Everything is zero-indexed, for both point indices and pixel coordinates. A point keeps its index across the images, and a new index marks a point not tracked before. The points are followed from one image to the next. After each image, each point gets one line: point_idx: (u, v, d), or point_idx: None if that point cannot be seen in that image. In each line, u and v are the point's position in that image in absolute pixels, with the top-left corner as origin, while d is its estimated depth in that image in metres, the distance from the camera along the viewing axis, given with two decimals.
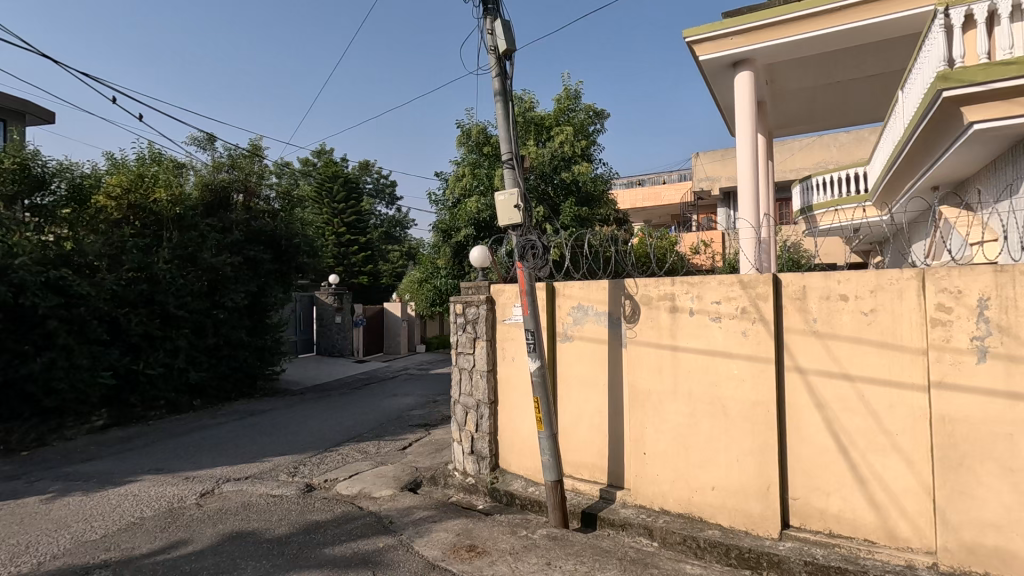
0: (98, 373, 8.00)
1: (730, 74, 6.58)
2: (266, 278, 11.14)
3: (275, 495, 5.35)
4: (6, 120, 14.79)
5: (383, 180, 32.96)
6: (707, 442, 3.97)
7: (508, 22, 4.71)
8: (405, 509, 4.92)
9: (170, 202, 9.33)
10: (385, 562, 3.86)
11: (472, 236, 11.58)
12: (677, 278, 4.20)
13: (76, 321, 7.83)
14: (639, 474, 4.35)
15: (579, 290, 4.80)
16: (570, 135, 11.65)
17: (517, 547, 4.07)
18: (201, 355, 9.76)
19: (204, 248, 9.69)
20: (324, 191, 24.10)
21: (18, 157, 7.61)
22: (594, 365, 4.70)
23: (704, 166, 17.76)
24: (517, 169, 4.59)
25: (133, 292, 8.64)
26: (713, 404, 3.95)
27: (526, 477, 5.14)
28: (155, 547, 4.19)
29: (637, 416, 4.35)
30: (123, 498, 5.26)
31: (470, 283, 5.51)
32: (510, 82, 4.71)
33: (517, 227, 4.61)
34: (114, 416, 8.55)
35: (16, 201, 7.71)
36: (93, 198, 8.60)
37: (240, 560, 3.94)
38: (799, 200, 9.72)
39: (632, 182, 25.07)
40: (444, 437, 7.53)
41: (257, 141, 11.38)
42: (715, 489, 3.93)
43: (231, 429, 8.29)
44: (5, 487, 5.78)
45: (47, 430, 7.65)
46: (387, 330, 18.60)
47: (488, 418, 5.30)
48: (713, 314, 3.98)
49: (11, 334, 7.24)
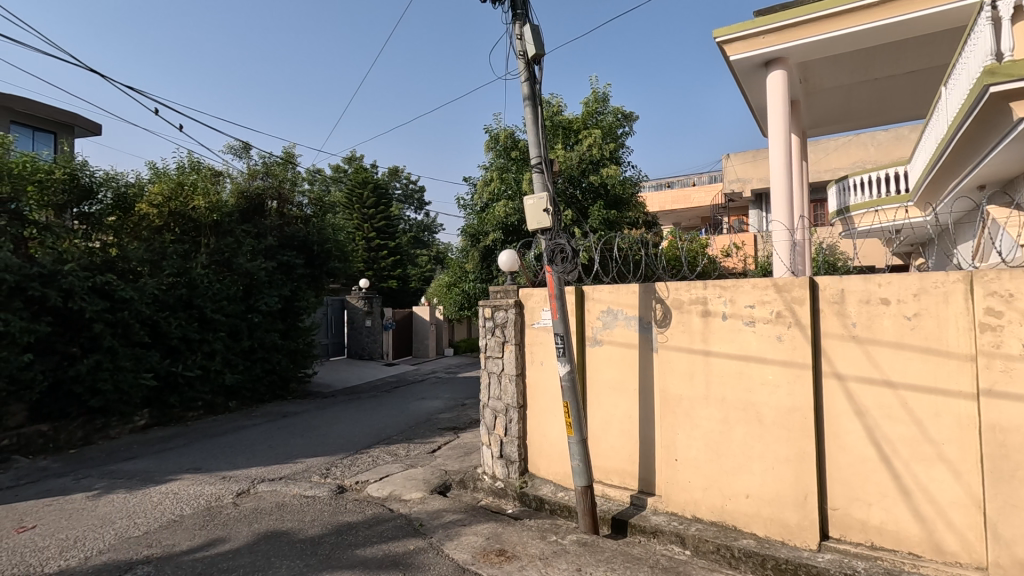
0: (141, 375, 8.25)
1: (762, 73, 6.46)
2: (299, 283, 11.39)
3: (308, 495, 5.46)
4: (56, 132, 15.52)
5: (412, 185, 33.43)
6: (741, 449, 3.89)
7: (537, 27, 4.71)
8: (434, 512, 4.95)
9: (208, 209, 9.66)
10: (416, 565, 3.89)
11: (500, 240, 11.60)
12: (709, 281, 4.13)
13: (120, 324, 8.13)
14: (671, 480, 4.28)
15: (609, 294, 4.77)
16: (599, 138, 11.58)
17: (547, 552, 4.05)
18: (237, 358, 10.02)
19: (239, 253, 10.00)
20: (354, 197, 24.53)
21: (68, 167, 7.93)
22: (623, 371, 4.65)
23: (735, 167, 17.44)
24: (546, 173, 4.59)
25: (172, 296, 8.98)
26: (747, 410, 3.87)
27: (555, 482, 5.12)
28: (194, 545, 4.32)
29: (668, 422, 4.29)
30: (163, 497, 5.43)
31: (499, 287, 5.51)
32: (539, 86, 4.73)
33: (546, 231, 4.61)
34: (155, 417, 8.84)
35: (65, 210, 8.03)
36: (137, 206, 8.92)
37: (275, 559, 4.02)
38: (835, 201, 9.46)
39: (662, 185, 24.79)
40: (472, 441, 7.56)
41: (290, 149, 11.65)
42: (749, 497, 3.84)
43: (265, 430, 8.48)
44: (54, 483, 6.03)
45: (93, 429, 7.95)
46: (416, 333, 18.78)
47: (516, 423, 5.29)
48: (746, 319, 3.90)
49: (59, 336, 7.61)
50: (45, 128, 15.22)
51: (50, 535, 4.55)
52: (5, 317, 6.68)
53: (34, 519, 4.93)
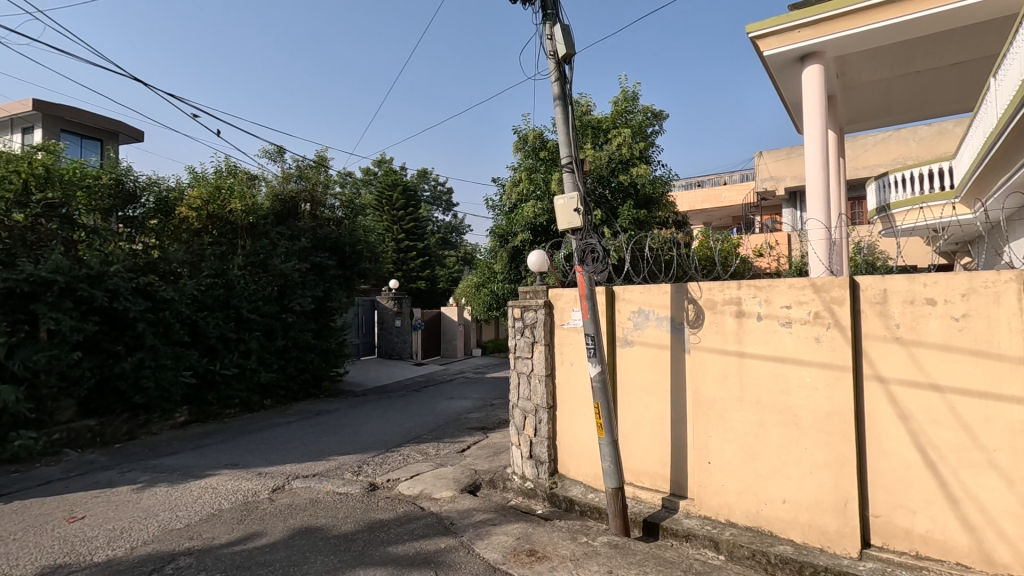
0: (180, 373, 8.54)
1: (798, 68, 6.30)
2: (331, 284, 11.63)
3: (341, 492, 5.56)
4: (102, 139, 16.13)
5: (440, 187, 33.84)
6: (777, 453, 3.80)
7: (567, 26, 4.70)
8: (465, 511, 4.97)
9: (244, 212, 9.97)
10: (447, 563, 3.92)
11: (529, 241, 11.59)
12: (743, 281, 4.05)
13: (162, 324, 8.42)
14: (704, 483, 4.22)
15: (640, 294, 4.72)
16: (628, 137, 11.48)
17: (578, 553, 4.03)
18: (272, 357, 10.26)
19: (274, 255, 10.31)
20: (384, 199, 24.85)
21: (114, 173, 8.26)
22: (655, 372, 4.60)
23: (768, 165, 17.08)
24: (577, 173, 4.57)
25: (210, 297, 9.23)
26: (783, 413, 3.78)
27: (585, 483, 5.09)
28: (232, 538, 4.44)
29: (701, 424, 4.23)
30: (203, 491, 5.61)
31: (528, 287, 5.51)
32: (569, 86, 4.72)
33: (576, 231, 4.59)
34: (194, 413, 9.11)
35: (111, 214, 8.41)
36: (177, 209, 9.21)
37: (310, 554, 4.10)
38: (875, 198, 9.19)
39: (691, 184, 24.44)
40: (502, 441, 7.59)
41: (322, 152, 11.88)
42: (786, 502, 3.75)
43: (298, 428, 8.65)
44: (101, 476, 6.29)
45: (137, 424, 8.24)
46: (444, 333, 18.93)
47: (546, 423, 5.29)
48: (783, 320, 3.82)
49: (106, 335, 7.91)
50: (92, 135, 15.84)
51: (98, 526, 4.75)
52: (57, 317, 7.01)
53: (84, 510, 5.15)
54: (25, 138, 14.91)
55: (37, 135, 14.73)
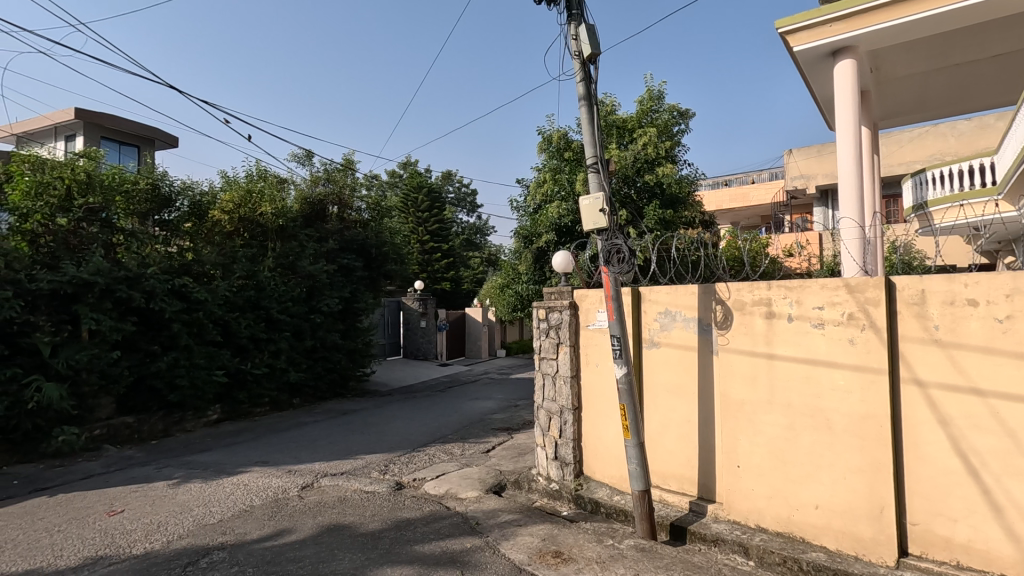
0: (213, 372, 8.77)
1: (829, 63, 6.15)
2: (358, 285, 11.79)
3: (368, 491, 5.64)
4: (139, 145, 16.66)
5: (465, 189, 34.05)
6: (809, 457, 3.72)
7: (592, 26, 4.68)
8: (490, 511, 4.99)
9: (274, 215, 10.20)
10: (473, 563, 3.94)
11: (554, 241, 11.57)
12: (773, 282, 3.97)
13: (196, 324, 8.66)
14: (732, 488, 4.14)
15: (667, 295, 4.67)
16: (654, 136, 11.36)
17: (604, 556, 4.01)
18: (300, 356, 10.46)
19: (303, 257, 10.51)
20: (409, 202, 25.11)
21: (150, 178, 8.56)
22: (682, 374, 4.54)
23: (798, 163, 16.70)
24: (602, 173, 4.55)
25: (242, 297, 9.45)
26: (815, 417, 3.69)
27: (611, 485, 5.05)
28: (264, 534, 4.54)
29: (729, 427, 4.16)
30: (235, 487, 5.75)
31: (553, 288, 5.49)
32: (595, 86, 4.70)
33: (602, 231, 4.57)
34: (226, 411, 9.34)
35: (147, 217, 8.71)
36: (210, 212, 9.53)
37: (338, 551, 4.17)
38: (911, 196, 8.91)
39: (718, 182, 24.07)
40: (526, 442, 7.59)
41: (350, 155, 12.06)
42: (818, 508, 3.67)
43: (326, 427, 8.80)
44: (139, 471, 6.50)
45: (172, 422, 8.48)
46: (469, 334, 19.02)
47: (571, 425, 5.27)
48: (815, 321, 3.73)
49: (142, 335, 8.15)
50: (130, 141, 16.36)
51: (137, 519, 4.90)
52: (97, 317, 7.26)
53: (122, 504, 5.33)
54: (68, 146, 15.52)
55: (79, 142, 15.32)
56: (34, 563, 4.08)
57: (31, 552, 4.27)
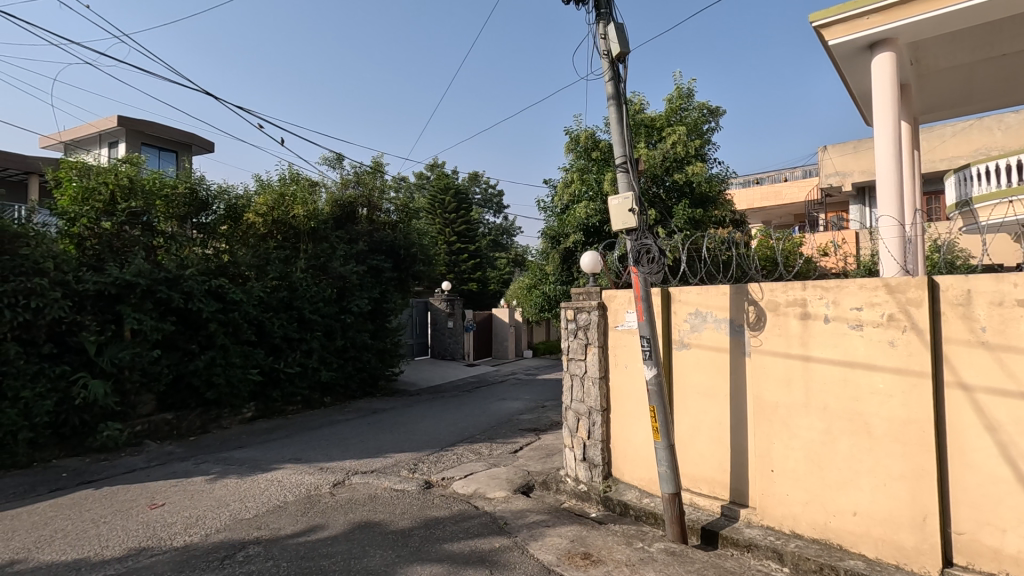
0: (248, 370, 9.01)
1: (866, 56, 5.97)
2: (387, 286, 11.94)
3: (398, 489, 5.71)
4: (177, 151, 17.20)
5: (491, 189, 34.22)
6: (847, 463, 3.61)
7: (621, 25, 4.65)
8: (518, 511, 5.00)
9: (306, 217, 10.43)
10: (502, 563, 3.95)
11: (581, 242, 11.50)
12: (809, 282, 3.88)
13: (231, 324, 8.90)
14: (766, 492, 4.06)
15: (696, 295, 4.62)
16: (683, 135, 11.20)
17: (633, 559, 3.97)
18: (331, 356, 10.66)
19: (334, 258, 10.71)
20: (436, 204, 25.34)
21: (188, 183, 8.85)
22: (713, 375, 4.47)
23: (834, 160, 16.20)
24: (632, 172, 4.51)
25: (276, 298, 9.68)
26: (854, 421, 3.59)
27: (640, 487, 5.00)
28: (297, 529, 4.64)
29: (763, 430, 4.07)
30: (269, 483, 5.89)
31: (581, 288, 5.48)
32: (623, 85, 4.67)
33: (631, 231, 4.53)
34: (260, 409, 9.58)
35: (186, 220, 9.00)
36: (245, 215, 9.80)
37: (370, 548, 4.23)
38: (954, 193, 8.58)
39: (749, 181, 23.56)
40: (554, 443, 7.59)
41: (379, 158, 12.24)
42: (857, 515, 3.57)
43: (356, 425, 8.94)
44: (178, 466, 6.71)
45: (209, 419, 8.74)
46: (496, 335, 19.08)
47: (600, 426, 5.24)
48: (852, 322, 3.63)
49: (182, 334, 8.44)
50: (169, 147, 16.94)
51: (177, 513, 5.07)
52: (139, 317, 7.54)
53: (163, 498, 5.51)
54: (111, 152, 16.17)
55: (121, 149, 15.94)
56: (83, 552, 4.26)
57: (79, 542, 4.45)
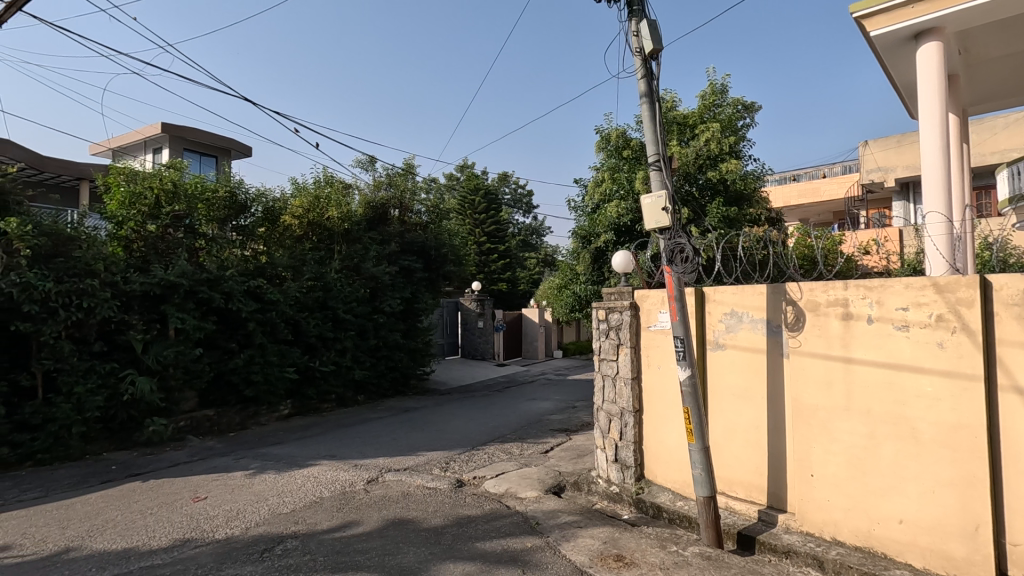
0: (285, 368, 9.24)
1: (910, 47, 5.74)
2: (418, 286, 12.08)
3: (430, 487, 5.78)
4: (216, 156, 17.77)
5: (520, 190, 34.25)
6: (892, 468, 3.49)
7: (654, 22, 4.60)
8: (550, 512, 4.99)
9: (340, 219, 10.66)
10: (534, 563, 3.95)
11: (612, 241, 11.41)
12: (851, 281, 3.76)
13: (269, 324, 9.15)
14: (805, 497, 3.95)
15: (732, 295, 4.53)
16: (717, 131, 10.98)
17: (667, 562, 3.92)
18: (364, 355, 10.85)
19: (366, 259, 10.90)
20: (466, 204, 25.48)
21: (228, 186, 9.14)
22: (749, 377, 4.37)
23: (875, 154, 15.60)
24: (665, 171, 4.45)
25: (311, 298, 9.90)
26: (900, 425, 3.46)
27: (674, 490, 4.93)
28: (332, 525, 4.74)
29: (802, 434, 3.97)
30: (306, 479, 6.04)
31: (613, 288, 5.43)
32: (656, 82, 4.61)
33: (665, 230, 4.47)
34: (296, 406, 9.82)
35: (226, 223, 9.29)
36: (282, 217, 10.07)
37: (403, 545, 4.29)
38: (1006, 188, 8.18)
39: (786, 178, 22.95)
40: (585, 443, 7.55)
41: (410, 160, 12.39)
42: (902, 523, 3.44)
43: (388, 423, 9.08)
44: (219, 461, 6.93)
45: (248, 416, 9.00)
46: (525, 335, 19.09)
47: (632, 427, 5.19)
48: (898, 323, 3.50)
49: (222, 333, 8.72)
50: (209, 153, 17.51)
51: (219, 506, 5.24)
52: (182, 317, 7.81)
53: (205, 492, 5.70)
54: (155, 158, 16.81)
55: (164, 155, 16.57)
56: (132, 542, 4.44)
57: (128, 532, 4.65)
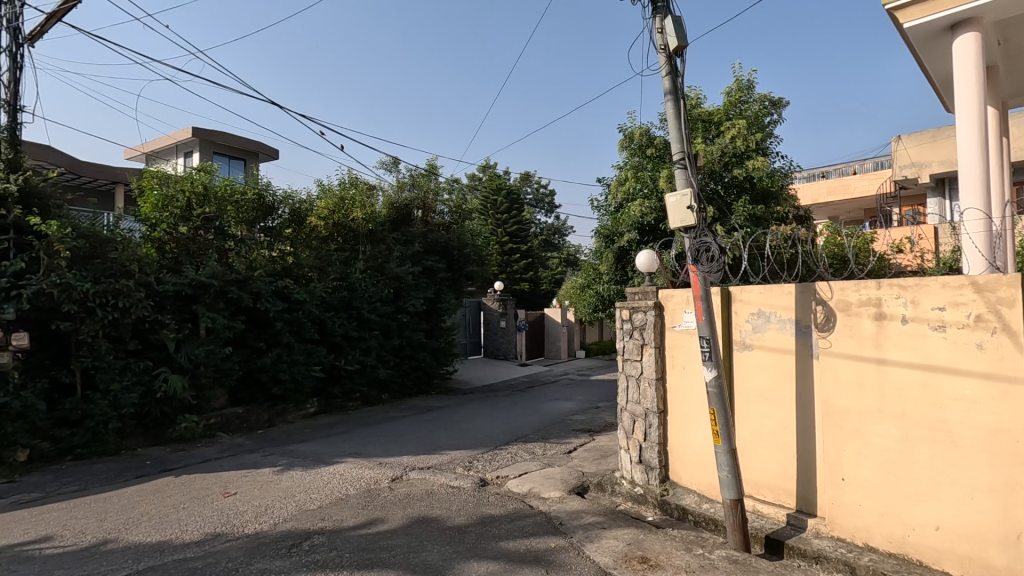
0: (311, 367, 9.40)
1: (946, 38, 5.56)
2: (441, 286, 12.16)
3: (454, 485, 5.81)
4: (245, 159, 18.16)
5: (543, 189, 34.20)
6: (928, 473, 3.38)
7: (678, 18, 4.54)
8: (574, 512, 4.98)
9: (365, 220, 10.79)
10: (558, 563, 3.94)
11: (636, 241, 11.30)
12: (884, 281, 3.66)
13: (296, 323, 9.31)
14: (836, 502, 3.86)
15: (759, 295, 4.46)
16: (743, 128, 10.80)
17: (693, 565, 3.87)
18: (388, 354, 10.97)
19: (390, 259, 11.02)
20: (488, 204, 25.53)
21: (256, 189, 9.33)
22: (777, 378, 4.29)
23: (909, 150, 15.13)
24: (690, 169, 4.39)
25: (336, 298, 10.04)
26: (936, 429, 3.35)
27: (700, 493, 4.86)
28: (358, 522, 4.80)
29: (832, 437, 3.88)
30: (332, 476, 6.13)
31: (637, 288, 5.38)
32: (681, 79, 4.55)
33: (690, 229, 4.41)
34: (322, 405, 9.98)
35: (254, 224, 9.48)
36: (308, 219, 10.24)
37: (427, 543, 4.33)
38: None
39: (815, 175, 22.45)
40: (608, 444, 7.49)
41: (433, 161, 12.47)
42: (939, 530, 3.33)
43: (412, 422, 9.15)
44: (248, 458, 7.09)
45: (276, 413, 9.18)
46: (548, 335, 19.06)
47: (657, 428, 5.14)
48: (934, 323, 3.39)
49: (250, 333, 8.91)
50: (238, 156, 17.91)
51: (248, 502, 5.35)
52: (213, 316, 8.01)
53: (235, 487, 5.83)
54: (186, 162, 17.26)
55: (195, 158, 17.01)
56: (165, 535, 4.57)
57: (162, 525, 4.78)
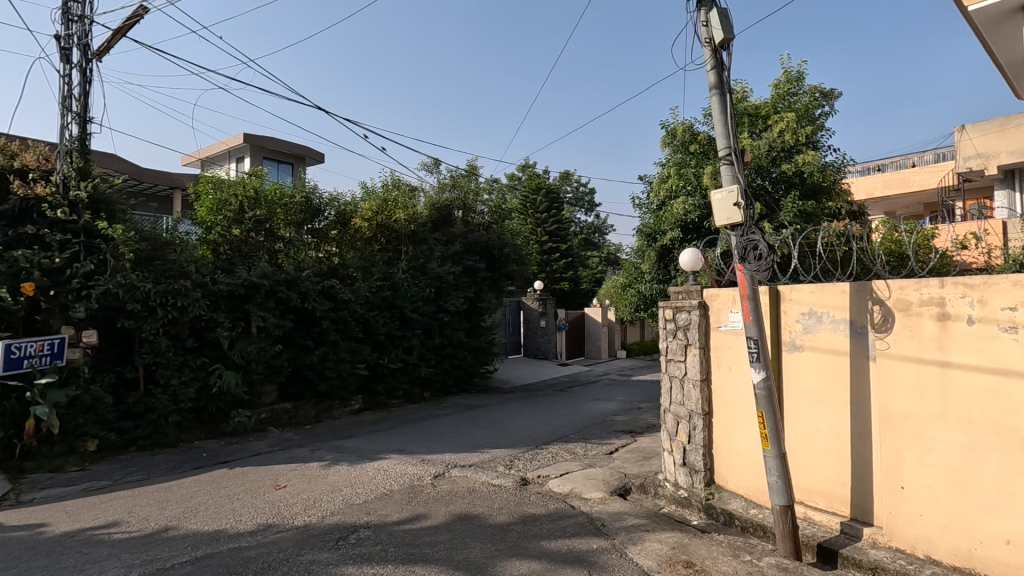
0: (356, 365, 9.64)
1: (1016, 20, 5.21)
2: (481, 285, 12.26)
3: (495, 484, 5.85)
4: (292, 163, 18.76)
5: (582, 188, 33.94)
6: (996, 483, 3.19)
7: (724, 10, 4.42)
8: (616, 514, 4.92)
9: (407, 221, 10.99)
10: (601, 564, 3.91)
11: (679, 239, 11.08)
12: (948, 279, 3.46)
13: (342, 322, 9.56)
14: (894, 511, 3.69)
15: (810, 294, 4.30)
16: (792, 121, 10.43)
17: (740, 571, 3.77)
18: (430, 353, 11.14)
19: (432, 259, 11.19)
20: (528, 204, 25.52)
21: (304, 192, 9.64)
22: (830, 380, 4.12)
23: (973, 140, 14.24)
24: (737, 165, 4.27)
25: (380, 297, 10.25)
26: (1006, 436, 3.15)
27: (747, 497, 4.73)
28: (402, 517, 4.90)
29: (890, 443, 3.70)
30: (377, 472, 6.27)
31: (680, 287, 5.29)
32: (727, 73, 4.43)
33: (737, 226, 4.29)
34: (367, 402, 10.21)
35: (302, 226, 9.80)
36: (353, 220, 10.49)
37: (469, 539, 4.37)
38: None
39: (869, 169, 21.44)
40: (650, 446, 7.38)
41: (473, 162, 12.57)
42: (1009, 544, 3.13)
43: (452, 420, 9.26)
44: (297, 452, 7.33)
45: (322, 409, 9.45)
46: (588, 334, 18.91)
47: (701, 430, 5.03)
48: (1004, 324, 3.18)
49: (298, 331, 9.21)
50: (286, 160, 18.53)
51: (297, 495, 5.54)
52: (263, 315, 8.32)
53: (286, 480, 6.04)
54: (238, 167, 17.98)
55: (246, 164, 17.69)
56: (221, 524, 4.78)
57: (218, 515, 5.00)
